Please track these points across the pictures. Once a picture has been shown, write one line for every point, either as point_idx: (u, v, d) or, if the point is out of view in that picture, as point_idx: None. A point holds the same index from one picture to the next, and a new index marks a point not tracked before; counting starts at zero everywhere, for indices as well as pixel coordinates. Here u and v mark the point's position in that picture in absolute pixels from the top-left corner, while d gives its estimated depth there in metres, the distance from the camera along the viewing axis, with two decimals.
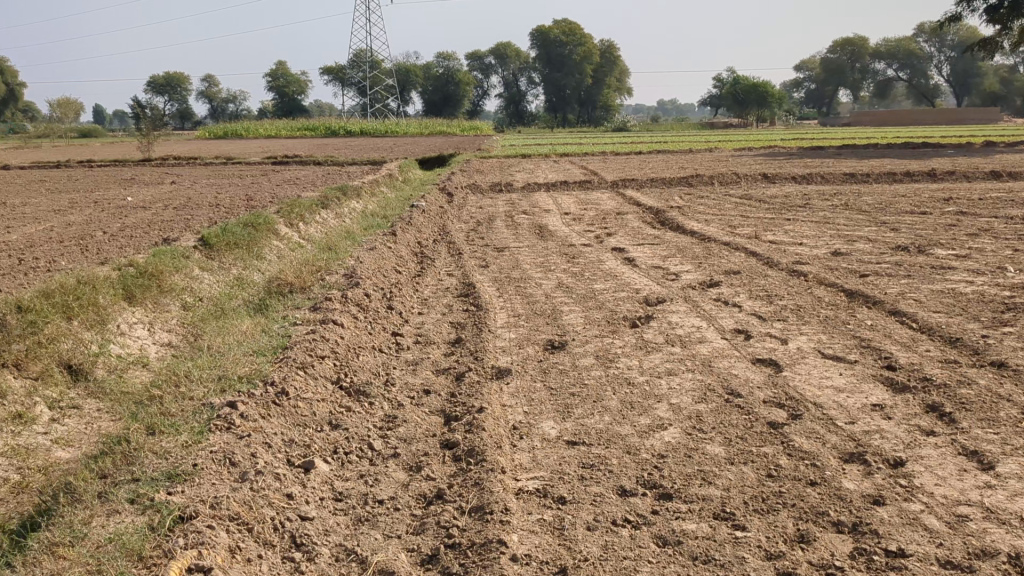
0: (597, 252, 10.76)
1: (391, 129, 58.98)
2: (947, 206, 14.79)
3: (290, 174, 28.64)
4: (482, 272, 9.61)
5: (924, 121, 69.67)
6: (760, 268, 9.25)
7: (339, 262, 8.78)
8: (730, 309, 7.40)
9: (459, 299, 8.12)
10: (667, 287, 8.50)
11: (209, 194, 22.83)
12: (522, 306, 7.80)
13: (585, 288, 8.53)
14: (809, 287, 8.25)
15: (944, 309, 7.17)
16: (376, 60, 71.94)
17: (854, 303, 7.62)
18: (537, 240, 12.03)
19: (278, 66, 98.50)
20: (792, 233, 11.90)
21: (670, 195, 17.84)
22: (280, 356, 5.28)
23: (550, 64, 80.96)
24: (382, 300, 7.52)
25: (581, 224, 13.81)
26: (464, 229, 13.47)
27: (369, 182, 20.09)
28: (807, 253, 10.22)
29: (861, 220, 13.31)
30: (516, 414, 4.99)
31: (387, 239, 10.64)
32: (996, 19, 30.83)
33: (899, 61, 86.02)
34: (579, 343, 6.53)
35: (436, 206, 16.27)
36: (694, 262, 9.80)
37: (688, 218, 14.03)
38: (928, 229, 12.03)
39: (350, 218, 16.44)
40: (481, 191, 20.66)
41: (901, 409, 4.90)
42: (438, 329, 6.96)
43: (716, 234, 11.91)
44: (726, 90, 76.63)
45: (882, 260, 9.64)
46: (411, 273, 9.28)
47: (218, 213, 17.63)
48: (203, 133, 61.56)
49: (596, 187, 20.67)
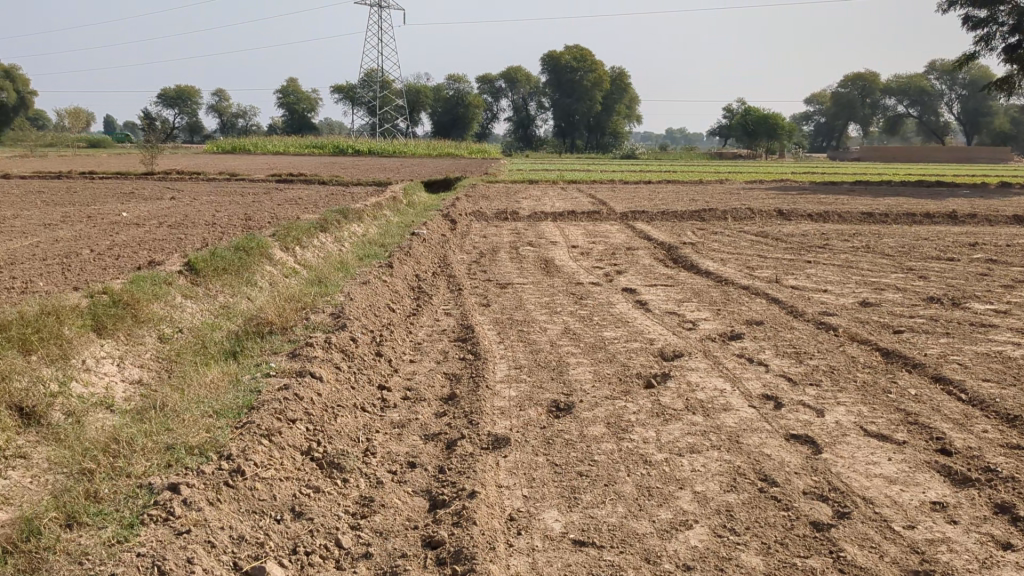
0: (606, 293, 10.06)
1: (399, 150, 58.76)
2: (973, 252, 14.10)
3: (292, 193, 28.02)
4: (484, 312, 8.91)
5: (934, 159, 69.14)
6: (784, 319, 8.54)
7: (327, 298, 8.05)
8: (755, 369, 6.67)
9: (456, 345, 7.40)
10: (684, 337, 7.79)
11: (207, 212, 22.17)
12: (524, 356, 7.08)
13: (594, 336, 7.81)
14: (840, 344, 7.52)
15: (994, 377, 6.44)
16: (386, 80, 71.69)
17: (892, 365, 6.88)
18: (543, 277, 11.34)
19: (290, 82, 98.73)
20: (813, 278, 11.21)
21: (682, 230, 17.18)
22: (241, 421, 4.57)
23: (560, 89, 80.67)
24: (370, 346, 6.80)
25: (590, 260, 13.13)
26: (466, 260, 12.81)
27: (372, 205, 19.48)
28: (833, 302, 9.52)
29: (885, 265, 12.62)
30: (514, 500, 4.26)
31: (384, 272, 9.95)
32: (1014, 59, 30.26)
33: (910, 97, 85.68)
34: (588, 405, 5.80)
35: (438, 234, 15.61)
36: (711, 309, 9.08)
37: (702, 256, 13.36)
38: (957, 278, 11.34)
39: (348, 244, 15.78)
40: (487, 219, 20.01)
41: (967, 511, 4.16)
42: (429, 382, 6.24)
43: (733, 276, 11.21)
44: (736, 120, 76.18)
45: (915, 313, 8.92)
46: (405, 312, 8.57)
47: (214, 233, 16.95)
48: (210, 147, 61.21)
49: (605, 218, 20.02)
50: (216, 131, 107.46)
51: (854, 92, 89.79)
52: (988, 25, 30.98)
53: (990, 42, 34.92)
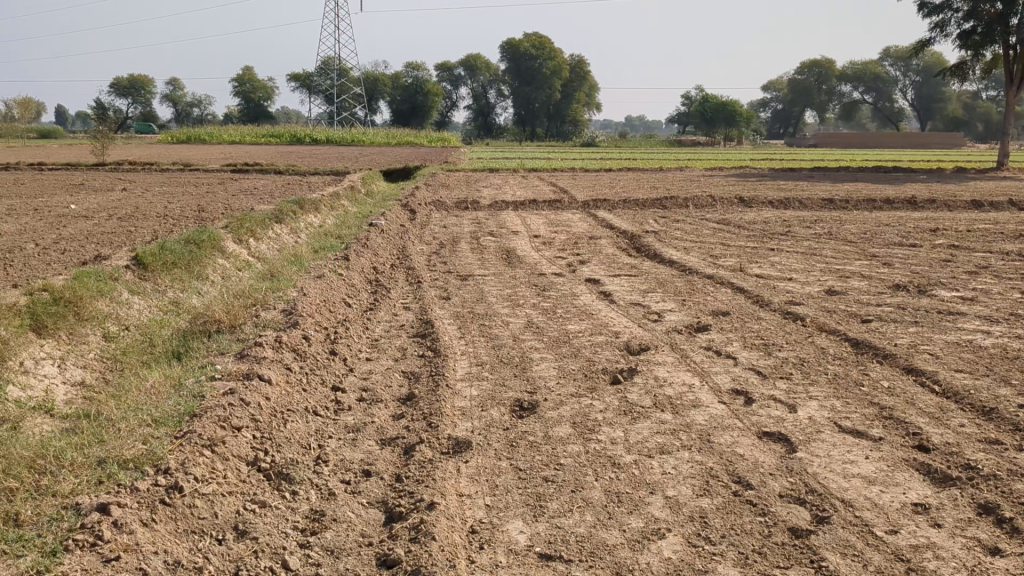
0: (569, 284, 9.83)
1: (358, 139, 58.10)
2: (935, 238, 14.07)
3: (248, 183, 27.47)
4: (443, 305, 8.62)
5: (889, 145, 69.92)
6: (751, 309, 8.36)
7: (279, 294, 7.72)
8: (723, 362, 6.47)
9: (415, 341, 7.12)
10: (650, 329, 7.57)
11: (159, 203, 21.58)
12: (486, 352, 6.82)
13: (558, 330, 7.57)
14: (809, 335, 7.34)
15: (966, 367, 6.30)
16: (343, 68, 70.81)
17: (863, 356, 6.72)
18: (505, 268, 11.08)
19: (245, 71, 97.20)
20: (777, 266, 11.06)
21: (644, 218, 17.00)
22: (182, 430, 4.26)
23: (520, 77, 80.33)
24: (323, 343, 6.49)
25: (552, 250, 12.89)
26: (425, 251, 12.49)
27: (329, 195, 19.09)
28: (799, 291, 9.36)
29: (849, 252, 12.52)
30: (476, 510, 4.00)
31: (339, 265, 9.62)
32: (970, 45, 30.49)
33: (865, 84, 86.52)
34: (553, 403, 5.56)
35: (397, 225, 15.27)
36: (677, 299, 8.87)
37: (665, 245, 13.17)
38: (921, 265, 11.26)
39: (305, 235, 15.39)
40: (447, 208, 19.70)
41: (951, 512, 3.98)
42: (385, 383, 5.95)
43: (697, 265, 11.03)
44: (694, 107, 76.54)
45: (882, 302, 8.79)
46: (361, 307, 8.25)
47: (165, 225, 16.46)
48: (164, 137, 59.96)
49: (566, 206, 19.79)
50: (171, 120, 105.64)
51: (811, 79, 90.42)
52: (944, 12, 31.09)
53: (945, 29, 35.20)
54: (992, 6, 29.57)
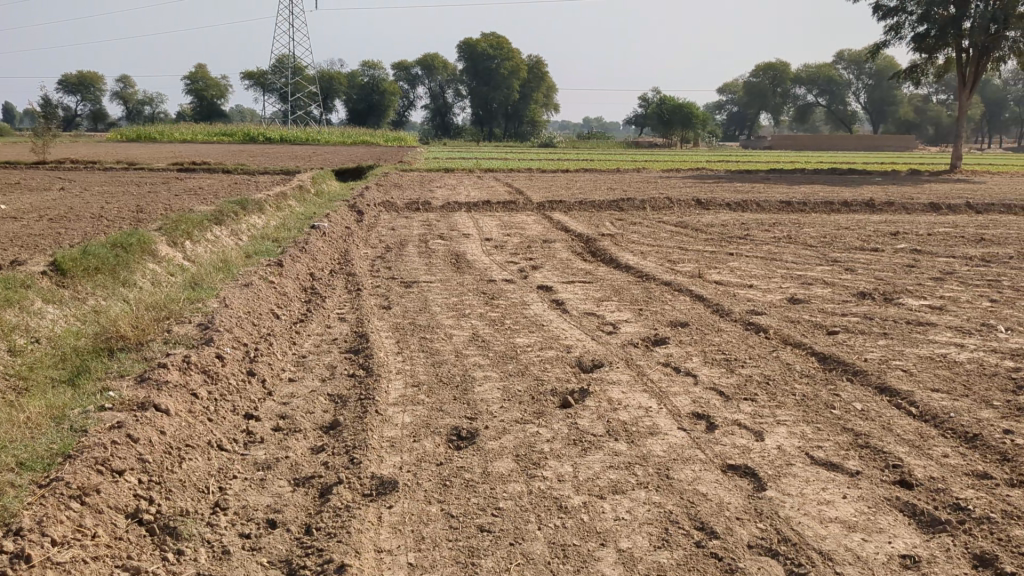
0: (520, 291, 9.25)
1: (313, 138, 57.14)
2: (896, 242, 13.73)
3: (192, 183, 26.56)
4: (382, 316, 7.99)
5: (842, 148, 70.43)
6: (711, 319, 7.85)
7: (197, 306, 7.03)
8: (683, 380, 5.92)
9: (347, 357, 6.48)
10: (604, 343, 7.00)
11: (97, 204, 20.59)
12: (424, 369, 6.20)
13: (504, 343, 6.96)
14: (773, 349, 6.81)
15: (943, 387, 5.81)
16: (297, 66, 69.51)
17: (832, 373, 6.21)
18: (452, 273, 10.47)
19: (198, 69, 95.41)
20: (737, 272, 10.57)
21: (600, 220, 16.51)
22: (49, 478, 3.61)
23: (477, 77, 79.81)
24: (240, 363, 5.83)
25: (503, 253, 12.31)
26: (369, 255, 11.85)
27: (274, 195, 18.33)
28: (760, 299, 8.89)
29: (810, 256, 12.11)
30: (396, 571, 3.40)
31: (272, 272, 8.92)
32: (923, 47, 30.53)
33: (818, 87, 87.24)
34: (494, 431, 4.96)
35: (342, 226, 14.59)
36: (633, 309, 8.32)
37: (622, 248, 12.65)
38: (885, 271, 10.85)
39: (247, 237, 14.65)
40: (396, 209, 19.05)
41: (944, 567, 3.46)
42: (307, 409, 5.31)
43: (654, 270, 10.52)
44: (651, 109, 76.46)
45: (848, 311, 8.32)
46: (290, 319, 7.58)
47: (98, 227, 15.57)
48: (113, 136, 58.32)
49: (520, 208, 19.23)
50: (121, 117, 103.46)
51: (765, 81, 90.96)
52: (898, 14, 31.02)
53: (898, 31, 35.32)
54: (945, 9, 29.50)
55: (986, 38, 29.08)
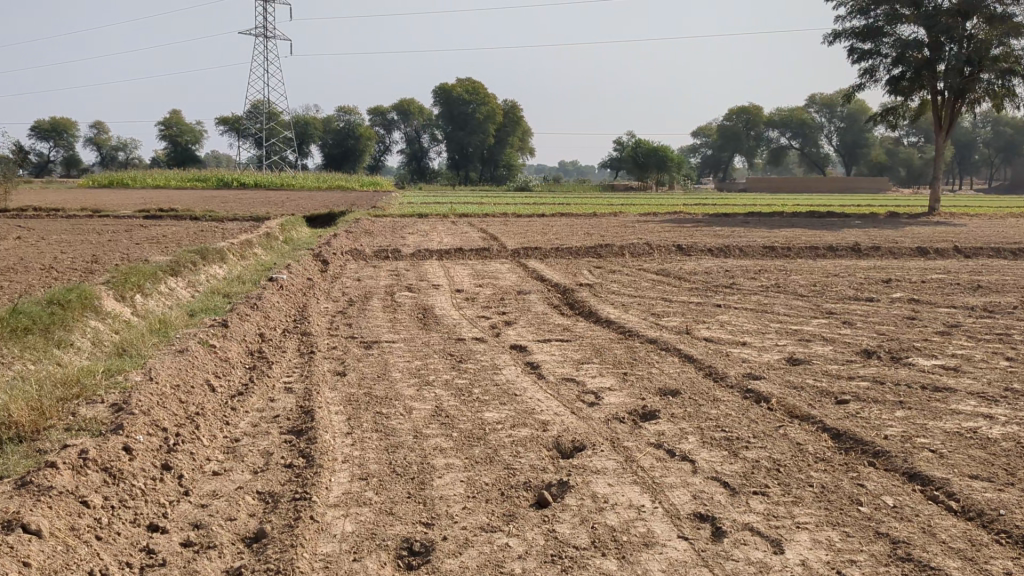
0: (491, 352, 8.36)
1: (288, 184, 56.33)
2: (890, 290, 13.01)
3: (157, 230, 25.60)
4: (334, 385, 7.08)
5: (818, 189, 70.46)
6: (703, 386, 7.01)
7: (116, 379, 6.10)
8: (678, 467, 5.05)
9: (286, 441, 5.56)
10: (585, 417, 6.11)
11: (51, 254, 19.61)
12: (375, 457, 5.27)
13: (471, 419, 6.07)
14: (779, 424, 5.94)
15: (983, 473, 4.96)
16: (272, 112, 68.90)
17: (852, 456, 5.35)
18: (419, 331, 9.59)
19: (172, 115, 94.69)
20: (727, 326, 9.78)
21: (578, 268, 15.76)
22: None
23: (452, 122, 79.57)
24: (153, 455, 4.88)
25: (474, 307, 11.49)
26: (330, 311, 10.97)
27: (237, 243, 17.47)
28: (756, 359, 8.06)
29: (802, 307, 11.37)
30: None
31: (215, 335, 8.03)
32: (898, 90, 30.26)
33: (791, 130, 87.76)
34: (455, 543, 4.05)
35: (302, 278, 13.71)
36: (616, 373, 7.45)
37: (602, 300, 11.86)
38: (884, 324, 10.08)
39: (205, 289, 13.74)
40: (365, 257, 18.20)
41: None
42: (228, 514, 4.38)
43: (637, 326, 9.68)
44: (626, 153, 76.32)
45: (854, 374, 7.51)
46: (227, 392, 6.65)
47: (44, 279, 14.61)
48: (85, 181, 57.14)
49: (494, 255, 18.43)
50: (95, 163, 102.37)
51: (739, 125, 91.47)
52: (872, 58, 30.71)
53: (874, 74, 35.13)
54: (919, 52, 29.23)
55: (960, 81, 28.84)
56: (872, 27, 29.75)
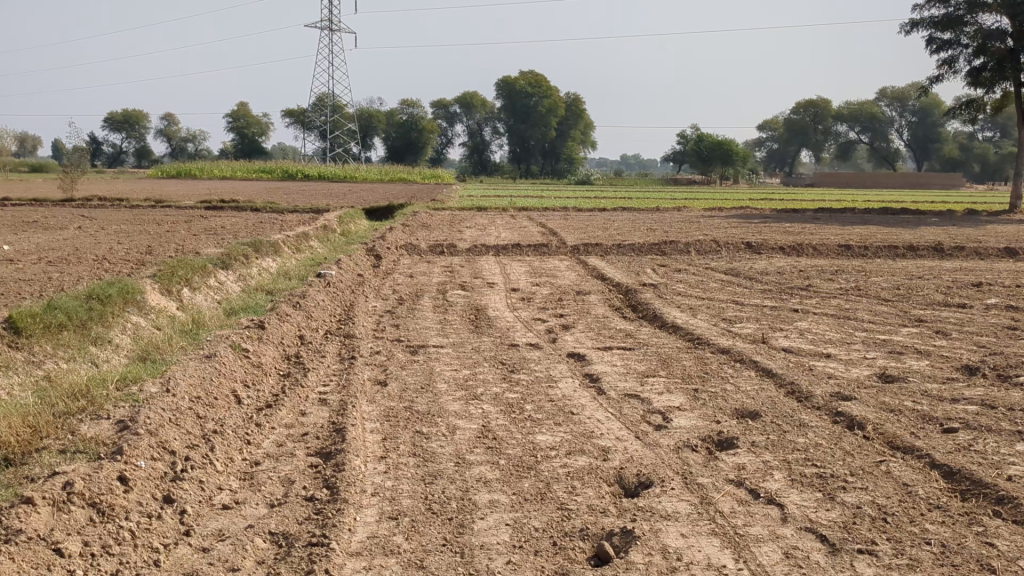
0: (546, 361, 7.62)
1: (351, 176, 56.24)
2: (983, 295, 11.93)
3: (215, 221, 25.37)
4: (372, 396, 6.40)
5: (889, 185, 68.16)
6: (786, 407, 6.18)
7: (130, 391, 5.50)
8: (764, 514, 4.28)
9: (311, 467, 4.89)
10: (652, 445, 5.35)
11: (106, 245, 19.36)
12: (410, 489, 4.56)
13: (522, 443, 5.34)
14: (880, 459, 5.11)
15: None
16: (336, 103, 68.71)
17: (973, 504, 4.48)
18: (469, 335, 8.90)
19: (240, 107, 95.51)
20: (807, 335, 8.91)
21: (641, 266, 14.94)
22: None
23: (514, 114, 78.78)
24: (154, 485, 4.28)
25: (530, 307, 10.77)
26: (378, 310, 10.35)
27: (291, 236, 17.03)
28: (843, 375, 7.20)
29: (887, 313, 10.42)
30: None
31: (250, 337, 7.43)
32: (979, 82, 28.64)
33: (861, 124, 85.20)
34: None
35: (352, 273, 13.16)
36: (686, 390, 6.66)
37: (667, 302, 11.06)
38: (983, 334, 9.06)
39: (255, 282, 13.24)
40: (419, 252, 17.58)
41: None
42: (231, 563, 3.72)
43: (708, 333, 8.85)
44: (689, 146, 74.64)
45: (959, 395, 6.61)
46: (254, 405, 6.03)
47: (94, 270, 14.27)
48: (154, 172, 57.63)
49: (553, 251, 17.68)
50: (164, 154, 103.94)
51: (806, 118, 89.31)
52: (951, 47, 29.10)
53: (954, 65, 33.45)
54: (1001, 42, 27.68)
55: None
56: (952, 16, 28.21)
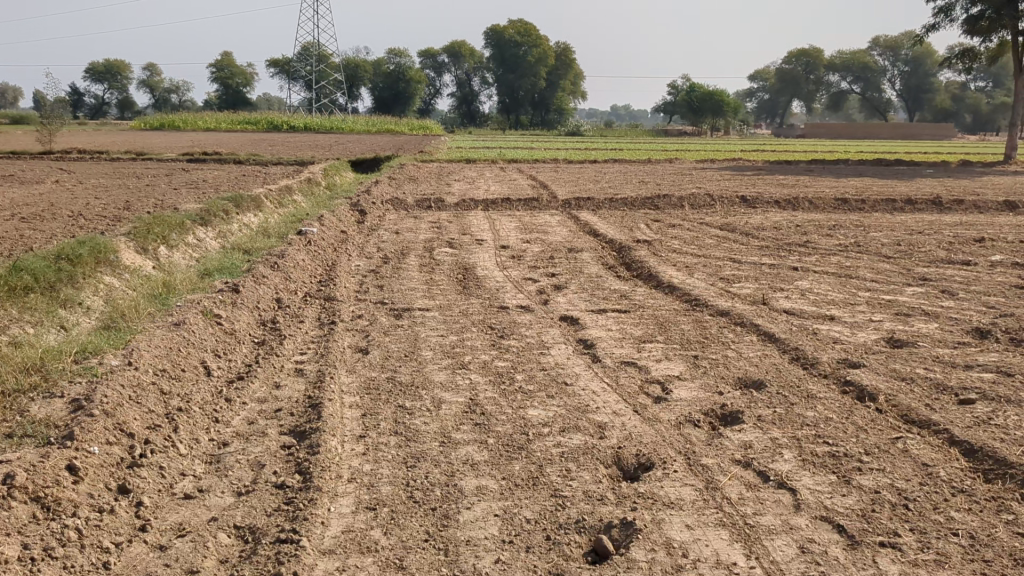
0: (538, 325, 7.24)
1: (337, 128, 55.34)
2: (985, 252, 11.58)
3: (198, 175, 24.76)
4: (351, 366, 6.01)
5: (880, 136, 67.58)
6: (792, 376, 5.83)
7: (88, 364, 5.11)
8: (775, 501, 3.94)
9: (284, 448, 4.52)
10: (651, 420, 4.99)
11: (83, 200, 18.80)
12: (391, 474, 4.19)
13: (512, 420, 4.97)
14: (896, 436, 4.75)
15: None
16: (323, 54, 67.40)
17: (1002, 488, 4.13)
18: (456, 296, 8.51)
19: (224, 58, 93.69)
20: (809, 295, 8.54)
21: (634, 221, 14.53)
22: None
23: (503, 64, 77.54)
24: (108, 474, 3.91)
25: (520, 266, 10.37)
26: (363, 270, 9.95)
27: (274, 189, 16.54)
28: (850, 340, 6.85)
29: (890, 271, 10.06)
30: None
31: (224, 303, 7.03)
32: (976, 31, 28.01)
33: (853, 74, 84.34)
34: None
35: (336, 230, 12.72)
36: (685, 357, 6.31)
37: (661, 259, 10.68)
38: (991, 295, 8.71)
39: (235, 240, 12.78)
40: (406, 207, 17.10)
41: None
42: (190, 564, 3.36)
43: (706, 294, 8.47)
44: (680, 97, 73.64)
45: (973, 362, 6.26)
46: (225, 377, 5.64)
47: (69, 227, 13.80)
48: (138, 124, 56.53)
49: (544, 205, 17.23)
50: (148, 106, 102.26)
51: (798, 68, 88.38)
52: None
53: (951, 14, 32.78)
54: None
55: None
56: None
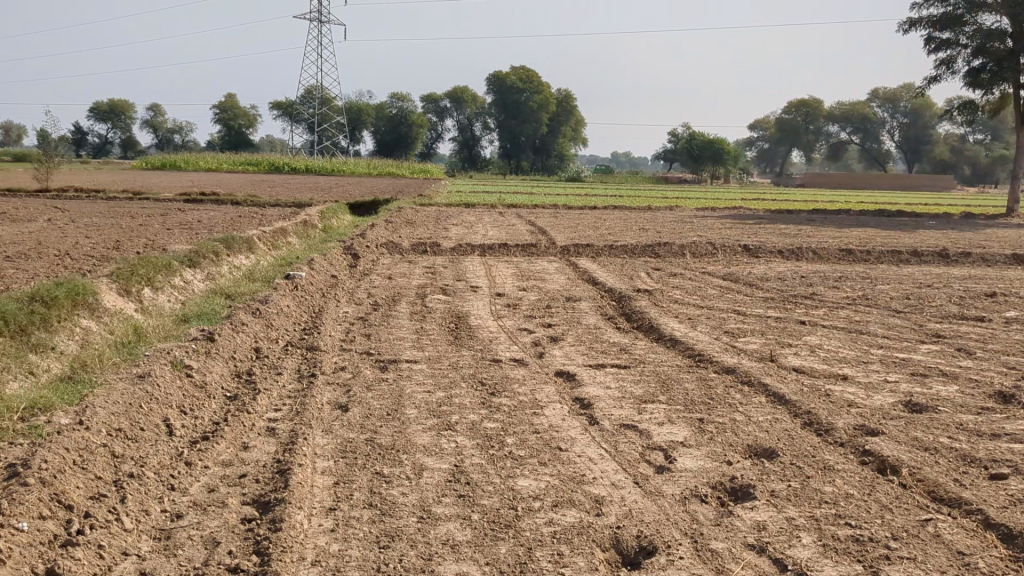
0: (532, 381, 6.78)
1: (337, 170, 55.23)
2: (999, 307, 11.16)
3: (193, 215, 24.41)
4: (327, 426, 5.52)
5: (879, 185, 67.60)
6: (808, 445, 5.35)
7: (35, 423, 4.65)
8: None
9: (244, 522, 4.05)
10: (655, 494, 4.52)
11: (74, 239, 18.41)
12: (360, 556, 3.71)
13: (500, 491, 4.49)
14: (927, 517, 4.28)
15: None
16: (325, 96, 67.58)
17: None
18: (447, 347, 8.05)
19: (228, 100, 94.13)
20: (819, 352, 8.09)
21: (634, 269, 14.13)
22: None
23: (504, 110, 77.88)
24: (36, 555, 3.46)
25: (516, 315, 9.94)
26: (352, 317, 9.50)
27: (267, 231, 16.18)
28: (867, 403, 6.38)
29: (902, 327, 9.63)
30: None
31: (196, 352, 6.57)
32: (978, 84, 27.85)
33: (852, 125, 84.77)
34: None
35: (326, 275, 12.32)
36: (691, 420, 5.84)
37: (663, 310, 10.25)
38: (1010, 354, 8.26)
39: (224, 282, 12.37)
40: (401, 251, 16.73)
41: None
42: None
43: (711, 349, 8.02)
44: (681, 144, 73.78)
45: (1000, 430, 5.79)
46: (189, 436, 5.17)
47: (54, 267, 13.40)
48: (138, 163, 56.41)
49: (542, 251, 16.87)
50: (151, 146, 102.39)
51: (797, 118, 88.85)
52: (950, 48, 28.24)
53: (953, 66, 32.72)
54: (1001, 43, 26.90)
55: None
56: (951, 16, 27.44)
